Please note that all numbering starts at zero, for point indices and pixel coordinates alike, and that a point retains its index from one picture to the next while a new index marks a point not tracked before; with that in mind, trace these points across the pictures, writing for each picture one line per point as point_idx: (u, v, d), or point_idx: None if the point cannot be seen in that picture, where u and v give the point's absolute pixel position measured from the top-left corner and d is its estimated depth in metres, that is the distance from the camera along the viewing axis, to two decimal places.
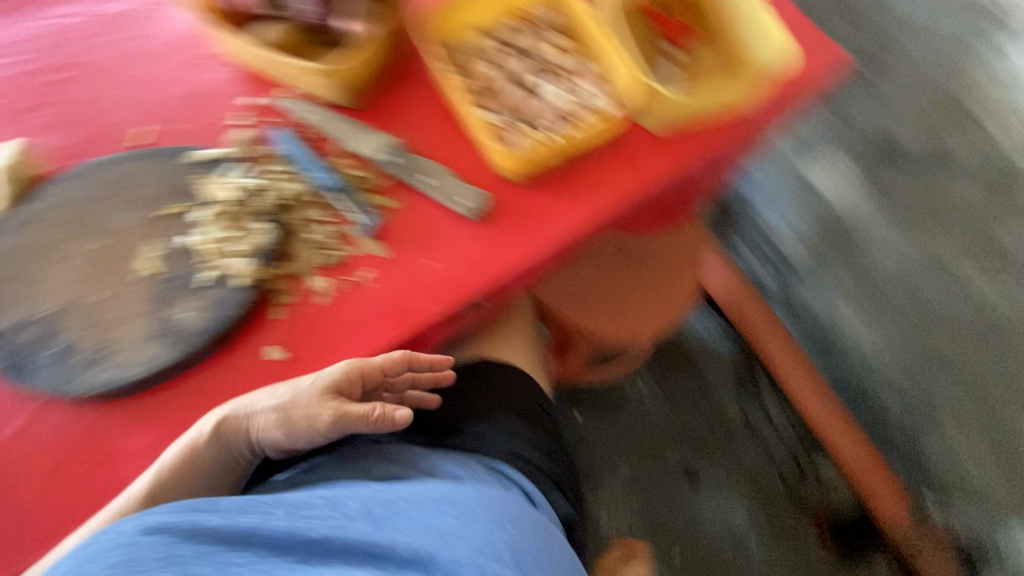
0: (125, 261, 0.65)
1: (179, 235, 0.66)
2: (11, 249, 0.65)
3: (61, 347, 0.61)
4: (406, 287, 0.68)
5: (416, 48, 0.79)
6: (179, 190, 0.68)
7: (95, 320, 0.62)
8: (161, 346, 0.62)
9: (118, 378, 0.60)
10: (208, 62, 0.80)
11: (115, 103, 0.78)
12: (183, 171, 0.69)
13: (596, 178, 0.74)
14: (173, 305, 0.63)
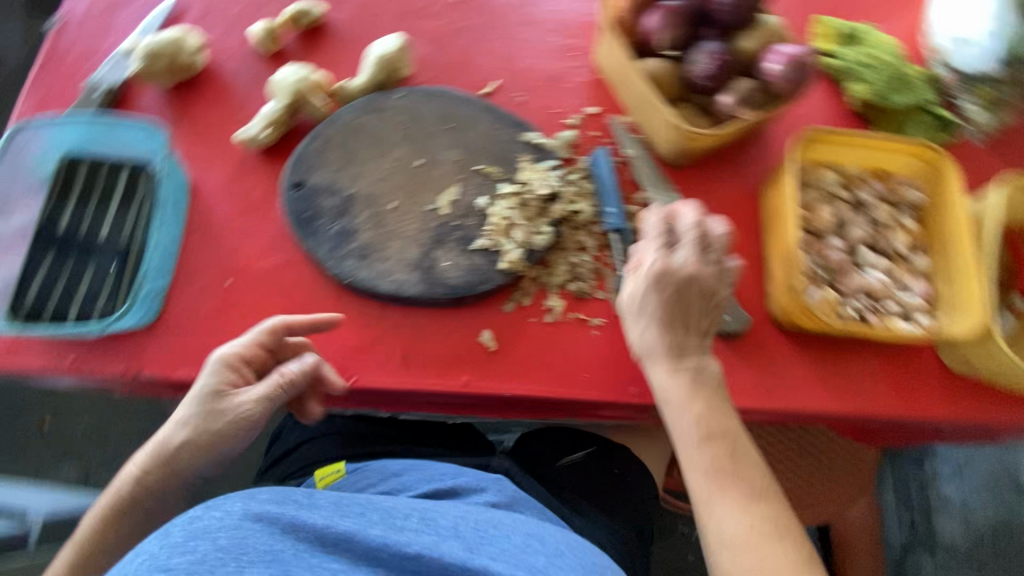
0: (428, 190, 0.69)
1: (480, 195, 0.70)
2: (351, 123, 0.71)
3: (343, 228, 0.67)
4: (625, 358, 0.67)
5: (755, 146, 0.78)
6: (501, 157, 0.72)
7: (380, 223, 0.67)
8: (414, 279, 0.65)
9: (368, 281, 0.65)
10: (573, 55, 0.83)
11: (482, 46, 0.83)
12: (511, 142, 0.73)
13: (860, 374, 0.68)
14: (442, 250, 0.67)
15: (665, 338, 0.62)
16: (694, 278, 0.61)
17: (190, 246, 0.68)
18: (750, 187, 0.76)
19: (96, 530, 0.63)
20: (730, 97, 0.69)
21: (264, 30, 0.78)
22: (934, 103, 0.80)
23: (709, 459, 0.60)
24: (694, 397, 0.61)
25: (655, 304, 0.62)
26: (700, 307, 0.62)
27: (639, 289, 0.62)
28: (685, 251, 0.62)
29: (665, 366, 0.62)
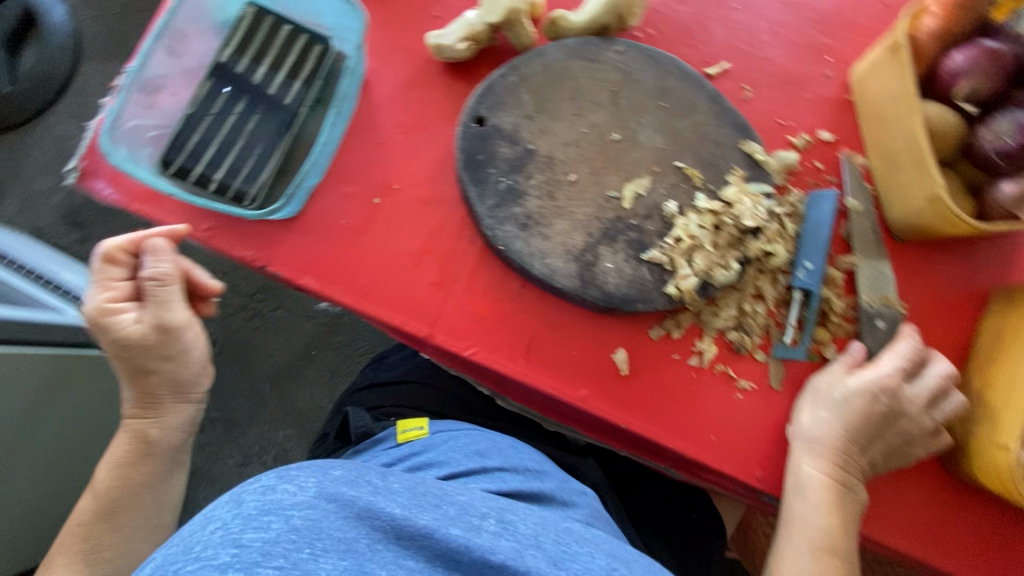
0: (616, 174, 0.59)
1: (670, 199, 0.59)
2: (555, 65, 0.61)
3: (512, 186, 0.58)
4: (760, 434, 0.59)
5: (1000, 249, 0.63)
6: (709, 162, 0.61)
7: (553, 195, 0.58)
8: (570, 271, 0.57)
9: (521, 255, 0.57)
10: (825, 60, 0.68)
11: (724, 13, 0.68)
12: (726, 147, 0.61)
13: (1018, 557, 0.57)
14: (609, 248, 0.58)
15: (837, 439, 0.56)
16: (905, 417, 0.56)
17: (346, 146, 0.61)
18: (977, 294, 0.63)
19: (145, 416, 0.62)
20: (1016, 185, 0.54)
21: None
22: None
23: (816, 563, 0.55)
24: (836, 509, 0.55)
25: (859, 411, 0.56)
26: (888, 450, 0.57)
27: (856, 388, 0.56)
28: (917, 390, 0.57)
29: (829, 467, 0.55)
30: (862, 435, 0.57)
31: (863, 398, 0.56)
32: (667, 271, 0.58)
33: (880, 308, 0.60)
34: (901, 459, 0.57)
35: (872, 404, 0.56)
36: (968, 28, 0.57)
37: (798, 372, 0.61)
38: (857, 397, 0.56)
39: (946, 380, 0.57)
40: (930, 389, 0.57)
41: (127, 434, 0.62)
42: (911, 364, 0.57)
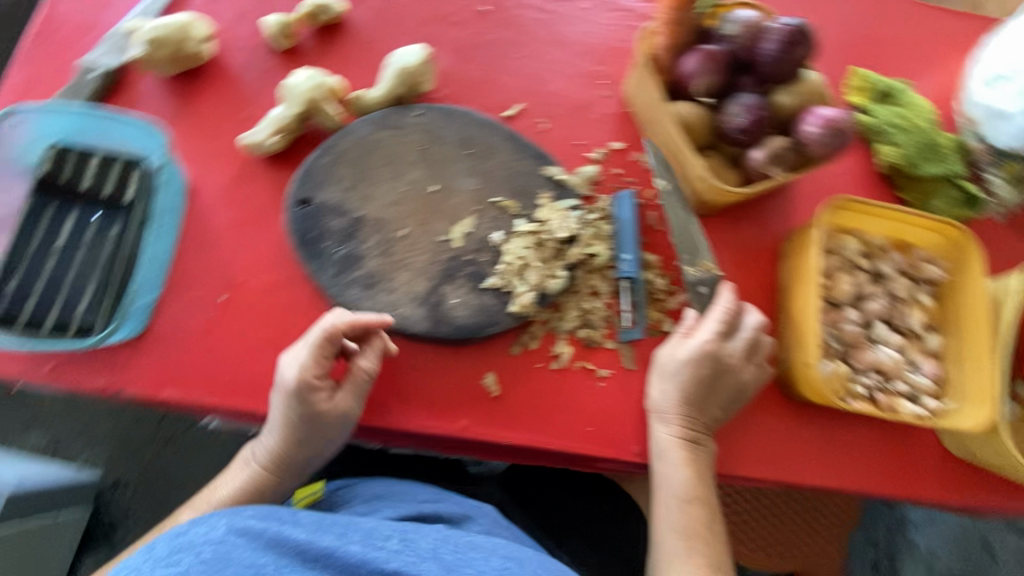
0: (441, 219, 0.66)
1: (495, 230, 0.67)
2: (365, 138, 0.68)
3: (348, 253, 0.63)
4: (628, 413, 0.66)
5: (777, 203, 0.76)
6: (520, 190, 0.69)
7: (389, 251, 0.64)
8: (420, 316, 0.63)
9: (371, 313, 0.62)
10: (601, 83, 0.79)
11: (508, 64, 0.79)
12: (532, 175, 0.70)
13: (858, 451, 0.67)
14: (451, 286, 0.64)
15: (680, 402, 0.64)
16: (731, 371, 0.64)
17: (187, 255, 0.65)
18: (771, 244, 0.74)
19: (268, 476, 0.63)
20: (762, 154, 0.67)
21: (279, 22, 0.73)
22: (961, 174, 0.78)
23: (683, 514, 0.62)
24: (688, 463, 0.62)
25: (692, 376, 0.64)
26: (726, 401, 0.65)
27: (685, 358, 0.64)
28: (735, 344, 0.65)
29: (677, 430, 0.63)
30: (701, 395, 0.64)
31: (694, 364, 0.64)
32: (507, 292, 0.65)
33: (700, 274, 0.67)
34: (737, 406, 0.65)
35: (702, 367, 0.64)
36: (690, 36, 0.69)
37: (648, 349, 0.68)
38: (688, 365, 0.64)
39: (757, 331, 0.65)
40: (745, 342, 0.65)
41: (250, 470, 0.64)
42: (727, 325, 0.65)
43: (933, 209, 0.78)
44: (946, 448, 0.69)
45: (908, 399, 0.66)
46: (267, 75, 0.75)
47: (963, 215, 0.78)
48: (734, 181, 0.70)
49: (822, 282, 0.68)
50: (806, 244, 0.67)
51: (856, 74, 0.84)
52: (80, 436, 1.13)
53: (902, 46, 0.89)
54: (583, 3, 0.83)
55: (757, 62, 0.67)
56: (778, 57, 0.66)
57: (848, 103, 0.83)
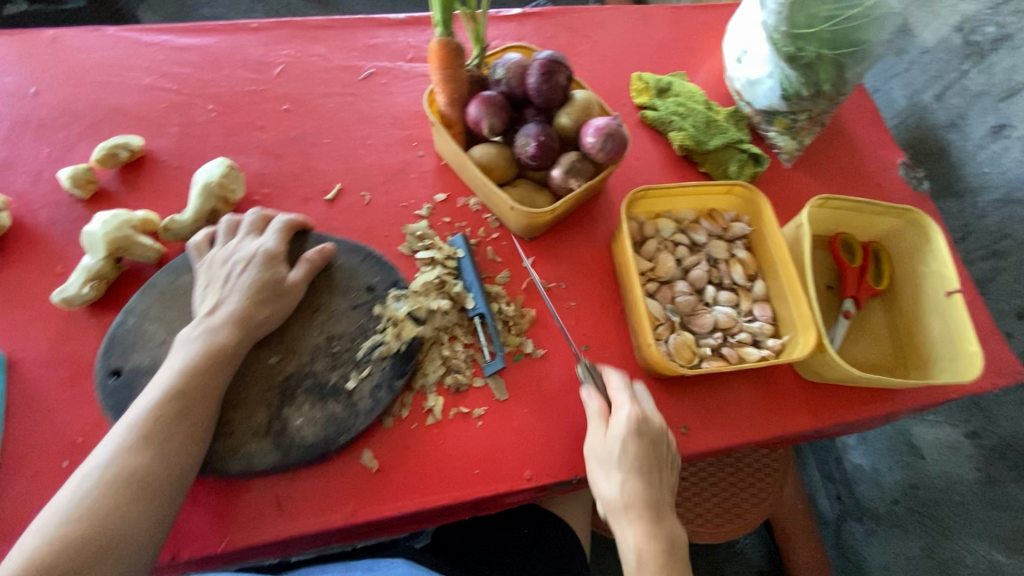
0: (266, 342, 0.66)
1: (326, 335, 0.67)
2: (170, 288, 0.68)
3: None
4: (510, 441, 0.67)
5: (597, 209, 0.82)
6: (342, 286, 0.71)
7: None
8: (268, 448, 0.61)
9: (212, 464, 0.60)
10: (413, 145, 0.85)
11: (320, 150, 0.82)
12: (352, 267, 0.72)
13: (726, 406, 0.72)
14: (293, 406, 0.63)
15: (638, 472, 0.62)
16: (661, 434, 0.65)
17: (17, 431, 0.61)
18: (602, 245, 0.80)
19: (228, 339, 0.61)
20: (559, 171, 0.73)
21: (73, 172, 0.73)
22: (743, 140, 0.88)
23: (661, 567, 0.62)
24: (660, 546, 0.63)
25: (639, 453, 0.62)
26: (667, 460, 0.66)
27: (624, 440, 0.62)
28: (648, 409, 0.66)
29: (639, 510, 0.63)
30: (651, 465, 0.63)
31: (639, 439, 0.63)
32: (353, 394, 0.65)
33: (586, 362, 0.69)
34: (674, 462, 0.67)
35: (643, 439, 0.63)
36: (470, 89, 0.76)
37: (516, 376, 0.71)
38: (631, 438, 0.62)
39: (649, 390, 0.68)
40: (650, 401, 0.67)
41: (205, 336, 0.61)
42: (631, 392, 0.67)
43: (732, 175, 0.86)
44: (802, 377, 0.75)
45: (751, 348, 0.71)
46: (76, 224, 0.74)
47: (756, 172, 0.87)
48: (547, 202, 0.76)
49: (648, 266, 0.74)
50: (622, 237, 0.73)
51: (639, 78, 0.94)
52: None
53: (671, 44, 1.01)
54: (379, 78, 0.89)
55: (530, 95, 0.74)
56: (542, 84, 0.72)
57: (637, 106, 0.93)
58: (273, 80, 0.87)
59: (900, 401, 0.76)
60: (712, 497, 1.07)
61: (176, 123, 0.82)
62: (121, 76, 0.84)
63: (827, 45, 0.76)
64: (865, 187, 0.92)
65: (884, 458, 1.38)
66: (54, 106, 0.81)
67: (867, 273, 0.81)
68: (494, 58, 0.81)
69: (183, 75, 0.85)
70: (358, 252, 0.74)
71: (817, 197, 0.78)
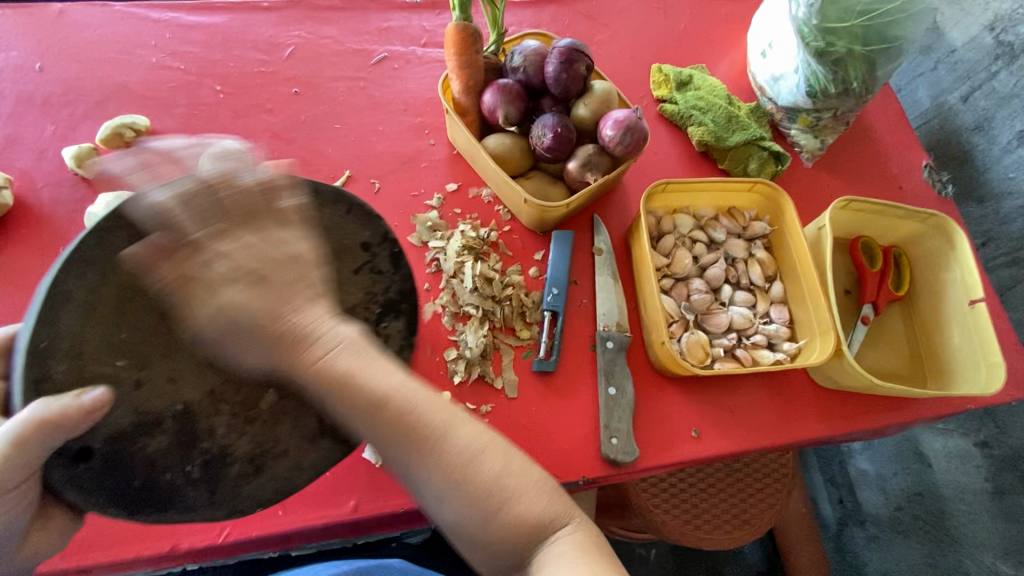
0: (283, 343, 0.55)
1: (339, 318, 0.55)
2: (104, 299, 0.45)
3: (211, 454, 0.49)
4: (516, 439, 0.66)
5: (612, 205, 0.80)
6: (341, 253, 0.56)
7: (248, 419, 0.50)
8: (329, 449, 0.52)
9: (281, 490, 0.51)
10: (425, 133, 0.83)
11: (330, 136, 0.80)
12: (340, 224, 0.56)
13: (739, 410, 0.70)
14: (338, 410, 0.53)
15: (283, 337, 0.47)
16: (263, 286, 0.47)
17: None
18: (617, 241, 0.78)
19: None
20: (575, 164, 0.71)
21: (78, 151, 0.72)
22: (764, 137, 0.85)
23: (392, 427, 0.46)
24: (363, 359, 0.47)
25: (253, 297, 0.46)
26: (280, 300, 0.47)
27: (208, 279, 0.46)
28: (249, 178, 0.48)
29: (311, 352, 0.47)
30: (292, 311, 0.47)
31: (267, 299, 0.47)
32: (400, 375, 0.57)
33: (612, 333, 0.71)
34: (288, 277, 0.48)
35: (267, 256, 0.48)
36: (485, 77, 0.74)
37: (523, 372, 0.69)
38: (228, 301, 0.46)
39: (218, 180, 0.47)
40: (240, 243, 0.47)
41: None
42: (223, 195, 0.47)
43: (751, 173, 0.84)
44: (816, 382, 0.73)
45: (765, 350, 0.70)
46: (79, 204, 0.72)
47: (776, 171, 0.85)
48: (561, 195, 0.74)
49: (665, 261, 0.72)
50: (640, 230, 0.72)
51: (658, 69, 0.91)
52: None
53: (694, 35, 0.97)
54: (392, 63, 0.87)
55: (548, 85, 0.72)
56: (562, 73, 0.70)
57: (655, 98, 0.90)
58: (283, 61, 0.85)
59: (917, 408, 0.74)
60: (722, 502, 1.07)
61: (183, 104, 0.80)
62: (127, 53, 0.82)
63: (857, 41, 0.75)
64: (887, 189, 0.89)
65: (888, 465, 1.38)
66: (59, 84, 0.79)
67: (888, 277, 0.79)
68: (513, 43, 0.78)
69: (190, 54, 0.83)
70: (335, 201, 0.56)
71: (841, 199, 0.76)
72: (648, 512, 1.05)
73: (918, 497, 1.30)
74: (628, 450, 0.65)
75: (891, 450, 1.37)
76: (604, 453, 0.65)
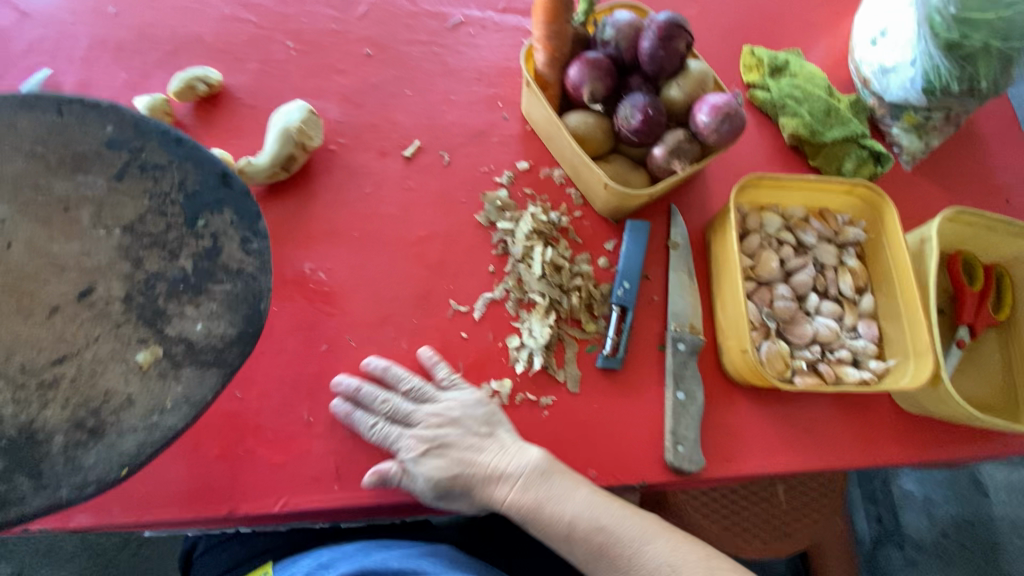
0: (47, 285, 0.44)
1: (123, 228, 0.46)
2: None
3: (7, 441, 0.40)
4: (576, 436, 0.63)
5: (692, 197, 0.75)
6: (80, 156, 0.46)
7: (45, 384, 0.41)
8: (189, 376, 0.43)
9: (147, 441, 0.41)
10: (498, 105, 0.78)
11: (400, 103, 0.77)
12: (66, 128, 0.46)
13: (813, 428, 0.66)
14: (169, 321, 0.44)
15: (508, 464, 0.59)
16: (464, 414, 0.61)
17: None
18: (694, 236, 0.73)
19: None
20: (662, 150, 0.66)
21: (151, 102, 0.70)
22: (865, 134, 0.78)
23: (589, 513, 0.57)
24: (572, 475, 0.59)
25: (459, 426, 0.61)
26: (468, 445, 0.60)
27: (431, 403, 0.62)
28: (445, 396, 0.62)
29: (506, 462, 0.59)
30: (479, 451, 0.60)
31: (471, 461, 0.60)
32: (219, 256, 0.46)
33: (685, 334, 0.67)
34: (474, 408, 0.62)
35: (454, 419, 0.61)
36: (572, 48, 0.69)
37: (587, 367, 0.66)
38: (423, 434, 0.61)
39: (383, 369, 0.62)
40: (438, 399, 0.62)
41: None
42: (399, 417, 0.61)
43: (846, 173, 0.78)
44: (900, 406, 0.68)
45: (850, 368, 0.65)
46: None
47: (875, 172, 0.78)
48: (642, 182, 0.69)
49: (749, 263, 0.68)
50: (726, 228, 0.67)
51: (751, 52, 0.84)
52: (47, 554, 1.10)
53: (791, 17, 0.89)
54: (468, 28, 0.82)
55: (640, 61, 0.67)
56: (658, 50, 0.65)
57: (745, 84, 0.84)
58: (356, 20, 0.81)
59: (1006, 444, 0.69)
60: (762, 512, 1.03)
61: (255, 59, 0.77)
62: (201, 3, 0.80)
63: (996, 35, 0.67)
64: (993, 201, 0.82)
65: (937, 489, 1.29)
66: (133, 30, 0.77)
67: (988, 299, 0.72)
68: (603, 14, 0.73)
69: (264, 7, 0.80)
70: (39, 102, 0.46)
71: (950, 210, 0.70)
72: (685, 513, 1.01)
73: (958, 524, 1.27)
74: (695, 459, 0.62)
75: (940, 475, 1.30)
76: (669, 460, 0.62)
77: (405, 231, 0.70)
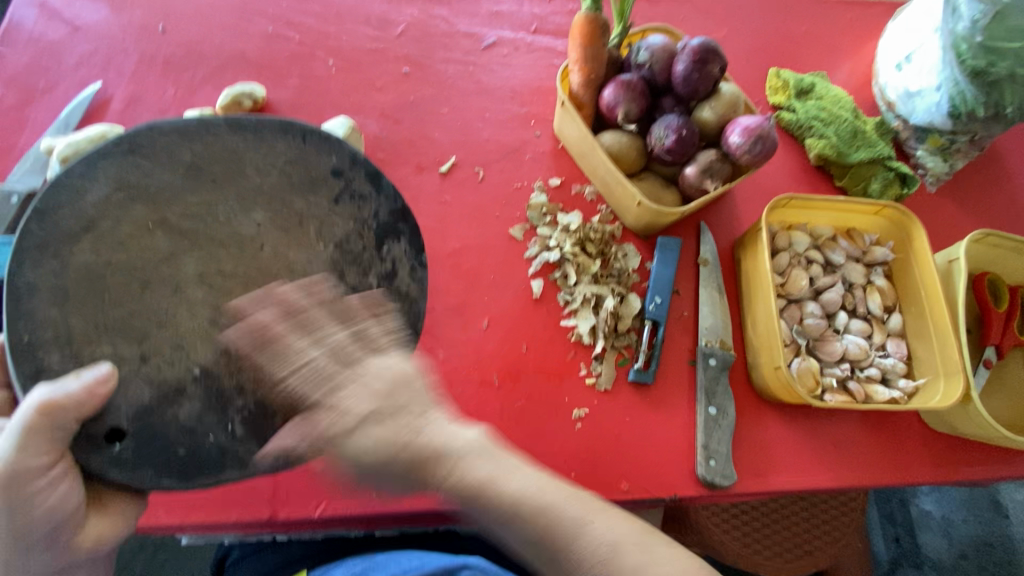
0: (276, 281, 0.50)
1: (331, 245, 0.52)
2: (74, 283, 0.46)
3: (253, 410, 0.48)
4: (608, 449, 0.64)
5: (720, 215, 0.77)
6: (312, 182, 0.53)
7: (267, 367, 0.48)
8: (377, 377, 0.49)
9: (338, 425, 0.47)
10: (531, 123, 0.81)
11: (437, 119, 0.79)
12: (297, 156, 0.53)
13: (842, 445, 0.67)
14: (363, 324, 0.51)
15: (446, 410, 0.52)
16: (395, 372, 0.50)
17: None
18: (723, 253, 0.75)
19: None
20: (694, 169, 0.67)
21: (199, 116, 0.73)
22: (891, 156, 0.80)
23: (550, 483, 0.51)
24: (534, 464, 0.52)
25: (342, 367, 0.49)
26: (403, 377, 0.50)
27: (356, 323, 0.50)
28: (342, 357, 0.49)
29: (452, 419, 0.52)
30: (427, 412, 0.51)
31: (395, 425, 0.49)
32: (397, 282, 0.53)
33: (716, 350, 0.68)
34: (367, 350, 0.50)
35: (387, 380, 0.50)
36: (607, 70, 0.71)
37: (619, 380, 0.68)
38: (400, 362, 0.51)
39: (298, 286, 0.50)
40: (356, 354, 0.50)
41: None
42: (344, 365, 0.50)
43: (872, 194, 0.79)
44: (928, 425, 0.69)
45: (880, 386, 0.66)
46: None
47: (901, 194, 0.79)
48: (673, 200, 0.71)
49: (779, 281, 0.69)
50: (757, 246, 0.68)
51: (776, 74, 0.86)
52: None
53: (815, 40, 0.92)
54: (501, 48, 0.85)
55: (674, 83, 0.69)
56: (692, 73, 0.67)
57: (771, 105, 0.85)
58: (394, 39, 0.84)
59: None
60: (782, 530, 1.03)
61: (297, 75, 0.80)
62: (245, 20, 0.83)
63: (1022, 63, 0.68)
64: (1016, 223, 0.83)
65: (955, 509, 1.28)
66: (180, 46, 0.80)
67: (1014, 320, 0.73)
68: (637, 37, 0.76)
69: (306, 25, 0.83)
70: (291, 130, 0.53)
71: (977, 231, 0.71)
72: (704, 530, 1.01)
73: (975, 544, 1.26)
74: (726, 474, 0.63)
75: (957, 495, 1.30)
76: (701, 474, 0.63)
77: (442, 244, 0.72)
